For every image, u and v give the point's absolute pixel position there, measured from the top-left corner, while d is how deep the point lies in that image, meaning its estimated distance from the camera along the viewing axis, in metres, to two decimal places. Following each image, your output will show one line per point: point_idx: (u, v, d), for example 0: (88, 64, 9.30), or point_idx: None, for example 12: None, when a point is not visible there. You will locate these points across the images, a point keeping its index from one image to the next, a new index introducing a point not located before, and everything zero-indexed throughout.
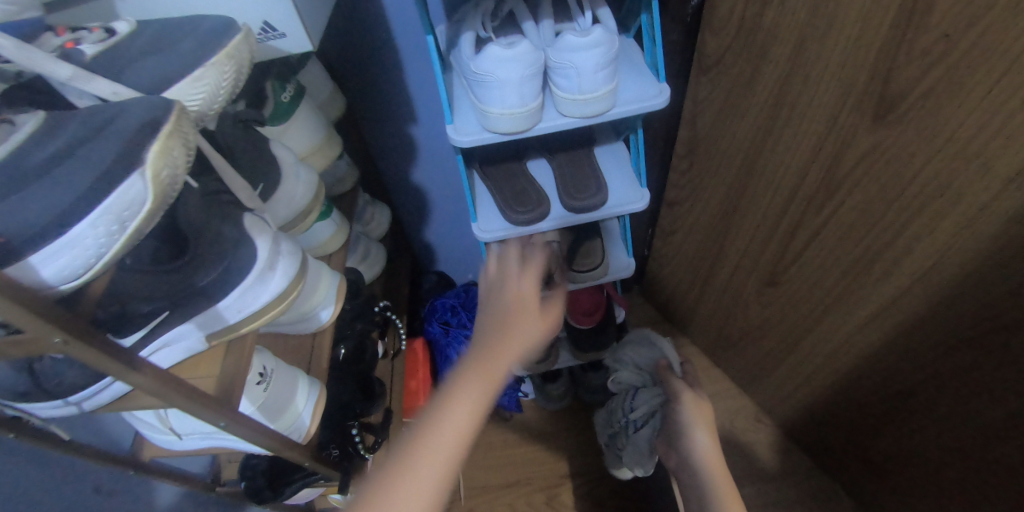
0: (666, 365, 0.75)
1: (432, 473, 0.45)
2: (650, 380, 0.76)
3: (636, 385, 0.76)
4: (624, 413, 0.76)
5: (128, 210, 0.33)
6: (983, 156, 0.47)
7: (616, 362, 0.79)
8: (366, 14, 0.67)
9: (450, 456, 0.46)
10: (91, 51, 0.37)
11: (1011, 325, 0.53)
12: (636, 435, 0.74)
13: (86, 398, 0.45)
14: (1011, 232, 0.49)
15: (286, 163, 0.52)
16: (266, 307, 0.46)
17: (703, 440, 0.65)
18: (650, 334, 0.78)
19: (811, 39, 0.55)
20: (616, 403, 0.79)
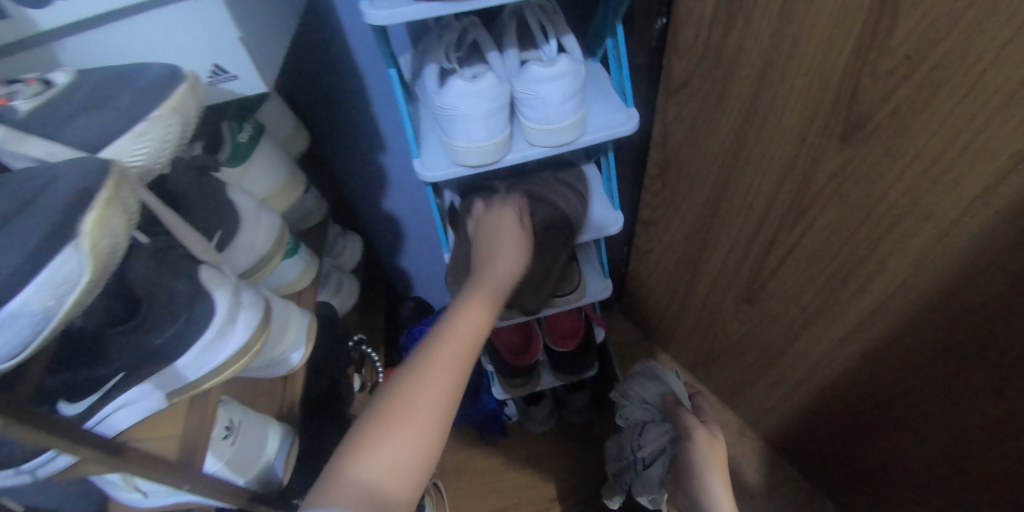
0: (674, 400, 0.72)
1: (412, 428, 0.47)
2: (659, 415, 0.74)
3: (645, 421, 0.74)
4: (632, 449, 0.74)
5: (65, 284, 0.31)
6: (950, 175, 0.48)
7: (625, 398, 0.77)
8: (327, 45, 0.65)
9: (427, 408, 0.48)
10: (25, 108, 0.35)
11: (984, 338, 0.53)
12: (645, 472, 0.72)
13: (41, 465, 0.41)
14: (981, 248, 0.49)
15: (245, 208, 0.49)
16: (228, 363, 0.44)
17: (710, 479, 0.63)
18: (657, 368, 0.77)
19: (776, 60, 0.55)
20: (625, 438, 0.77)
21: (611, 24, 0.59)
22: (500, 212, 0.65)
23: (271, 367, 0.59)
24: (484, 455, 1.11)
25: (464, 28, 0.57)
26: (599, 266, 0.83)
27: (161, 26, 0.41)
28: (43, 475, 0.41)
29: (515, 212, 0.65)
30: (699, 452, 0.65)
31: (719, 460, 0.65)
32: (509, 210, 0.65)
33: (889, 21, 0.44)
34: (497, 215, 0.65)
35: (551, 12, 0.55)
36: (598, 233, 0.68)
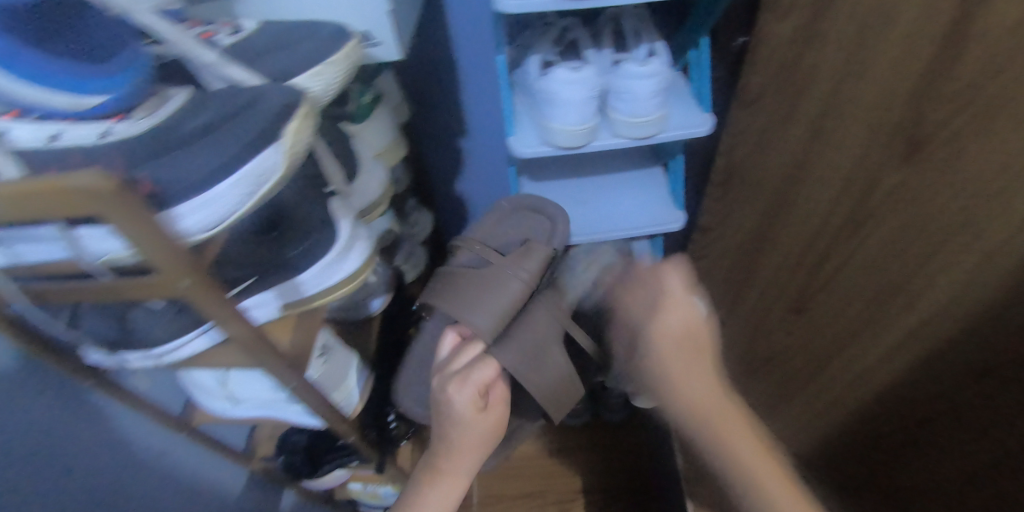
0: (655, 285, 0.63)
1: None
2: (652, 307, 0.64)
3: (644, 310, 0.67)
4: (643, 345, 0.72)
5: (260, 176, 0.37)
6: None
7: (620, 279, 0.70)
8: (436, 33, 0.73)
9: None
10: (226, 42, 0.44)
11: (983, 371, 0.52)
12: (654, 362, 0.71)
13: (167, 352, 0.50)
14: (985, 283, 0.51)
15: (364, 158, 0.58)
16: (339, 285, 0.51)
17: (699, 397, 0.58)
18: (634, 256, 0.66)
19: (847, 79, 0.61)
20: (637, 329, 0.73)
21: (698, 37, 0.66)
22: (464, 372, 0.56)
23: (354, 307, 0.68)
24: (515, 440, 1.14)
25: (565, 28, 0.65)
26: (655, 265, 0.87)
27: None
28: (167, 361, 0.51)
29: (475, 386, 0.54)
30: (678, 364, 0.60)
31: (696, 358, 0.60)
32: (470, 381, 0.55)
33: (958, 49, 0.49)
34: (462, 385, 0.54)
35: (646, 22, 0.63)
36: (658, 227, 0.75)
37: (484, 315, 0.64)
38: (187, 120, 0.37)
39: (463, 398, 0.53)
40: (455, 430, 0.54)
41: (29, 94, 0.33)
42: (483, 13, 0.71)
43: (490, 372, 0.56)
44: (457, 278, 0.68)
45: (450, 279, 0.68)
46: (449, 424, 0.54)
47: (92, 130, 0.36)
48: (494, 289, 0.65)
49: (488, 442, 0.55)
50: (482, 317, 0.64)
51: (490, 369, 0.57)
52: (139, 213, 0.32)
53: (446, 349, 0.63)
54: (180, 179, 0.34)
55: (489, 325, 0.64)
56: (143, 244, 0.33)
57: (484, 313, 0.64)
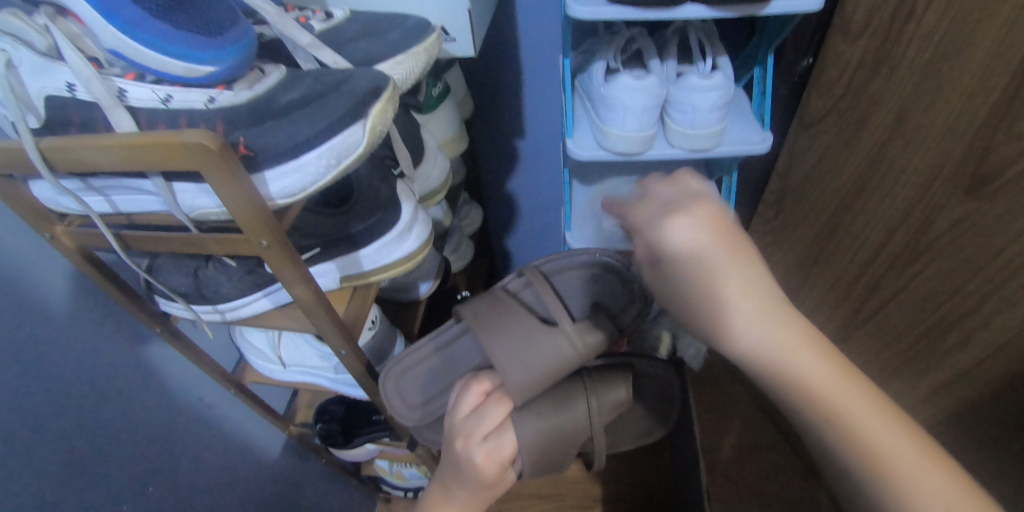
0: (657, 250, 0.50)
1: None
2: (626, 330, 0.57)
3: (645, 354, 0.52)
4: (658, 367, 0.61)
5: (345, 150, 0.40)
6: None
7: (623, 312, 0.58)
8: (504, 35, 0.76)
9: None
10: (319, 28, 0.48)
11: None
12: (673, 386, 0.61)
13: (231, 309, 0.54)
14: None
15: (430, 147, 0.60)
16: (396, 263, 0.54)
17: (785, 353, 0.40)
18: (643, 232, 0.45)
19: (915, 109, 0.60)
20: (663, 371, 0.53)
21: (762, 55, 0.66)
22: (479, 431, 0.50)
23: (403, 289, 0.73)
24: None
25: (632, 36, 0.66)
26: None
27: None
28: (229, 317, 0.55)
29: (497, 456, 0.50)
30: (742, 297, 0.40)
31: (735, 260, 0.40)
32: (493, 453, 0.50)
33: None
34: (480, 445, 0.49)
35: (712, 35, 0.64)
36: None
37: (517, 371, 0.51)
38: (283, 94, 0.41)
39: (488, 466, 0.49)
40: (467, 482, 0.51)
41: (151, 57, 0.38)
42: (551, 19, 0.73)
43: (507, 445, 0.51)
44: (492, 311, 0.55)
45: (489, 304, 0.55)
46: (465, 477, 0.50)
47: (199, 96, 0.40)
48: (536, 345, 0.52)
49: (493, 495, 0.53)
50: (513, 370, 0.51)
51: (507, 447, 0.51)
52: (238, 177, 0.36)
53: (466, 409, 0.52)
54: (274, 144, 0.38)
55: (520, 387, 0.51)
56: (234, 203, 0.37)
57: (519, 369, 0.51)
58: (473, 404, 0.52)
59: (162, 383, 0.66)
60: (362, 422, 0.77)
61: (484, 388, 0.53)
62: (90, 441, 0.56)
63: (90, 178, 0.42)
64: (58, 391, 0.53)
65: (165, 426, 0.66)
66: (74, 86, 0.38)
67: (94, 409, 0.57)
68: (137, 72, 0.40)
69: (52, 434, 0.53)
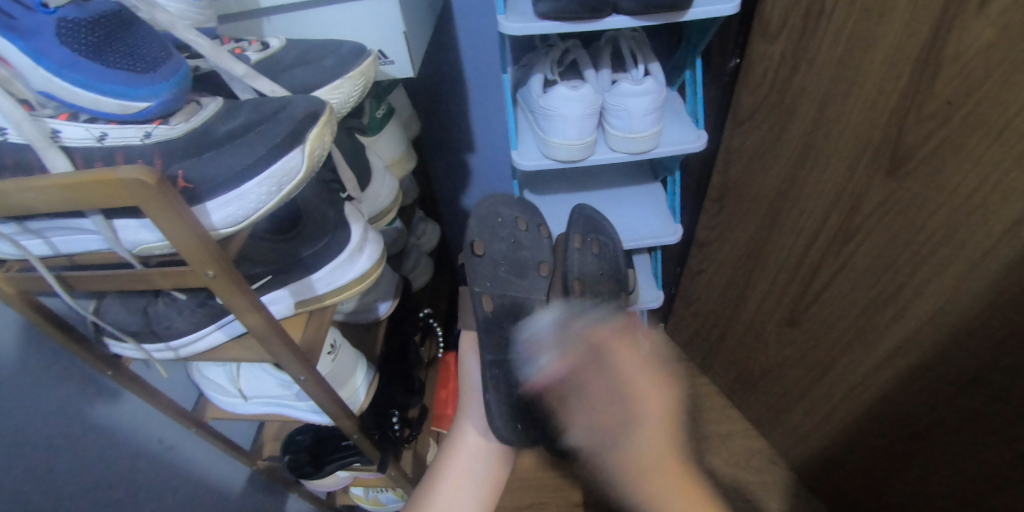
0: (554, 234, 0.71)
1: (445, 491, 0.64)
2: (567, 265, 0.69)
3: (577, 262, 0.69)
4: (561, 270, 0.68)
5: (286, 176, 0.41)
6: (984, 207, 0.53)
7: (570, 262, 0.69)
8: (446, 55, 0.78)
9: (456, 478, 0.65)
10: (255, 58, 0.48)
11: (993, 366, 0.57)
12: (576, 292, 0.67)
13: (184, 344, 0.54)
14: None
15: (376, 168, 0.62)
16: (350, 285, 0.55)
17: None
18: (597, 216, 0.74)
19: (835, 100, 0.62)
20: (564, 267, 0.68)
21: (692, 59, 0.69)
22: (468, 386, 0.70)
23: (362, 311, 0.73)
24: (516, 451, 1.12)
25: (567, 48, 0.68)
26: (652, 277, 0.89)
27: (349, 16, 0.54)
28: (183, 353, 0.54)
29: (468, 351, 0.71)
30: None
31: None
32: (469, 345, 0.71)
33: (932, 72, 0.52)
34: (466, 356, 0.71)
35: (642, 42, 0.66)
36: (655, 239, 0.78)
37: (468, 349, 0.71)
38: (221, 124, 0.42)
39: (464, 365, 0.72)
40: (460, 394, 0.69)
41: (83, 98, 0.38)
42: (489, 36, 0.75)
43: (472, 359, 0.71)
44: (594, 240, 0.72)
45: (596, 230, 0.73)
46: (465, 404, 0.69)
47: (136, 131, 0.41)
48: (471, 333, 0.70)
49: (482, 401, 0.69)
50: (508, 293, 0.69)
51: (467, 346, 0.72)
52: (176, 209, 0.36)
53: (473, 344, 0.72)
54: (214, 176, 0.39)
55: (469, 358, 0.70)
56: (177, 234, 0.37)
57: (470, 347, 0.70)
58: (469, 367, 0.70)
59: (121, 427, 0.64)
60: (331, 448, 0.76)
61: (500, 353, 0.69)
62: (45, 498, 0.55)
63: (27, 221, 0.42)
64: (11, 447, 0.52)
65: (126, 473, 0.64)
66: (4, 130, 0.38)
67: (47, 463, 0.55)
68: (70, 112, 0.40)
69: (3, 492, 0.51)
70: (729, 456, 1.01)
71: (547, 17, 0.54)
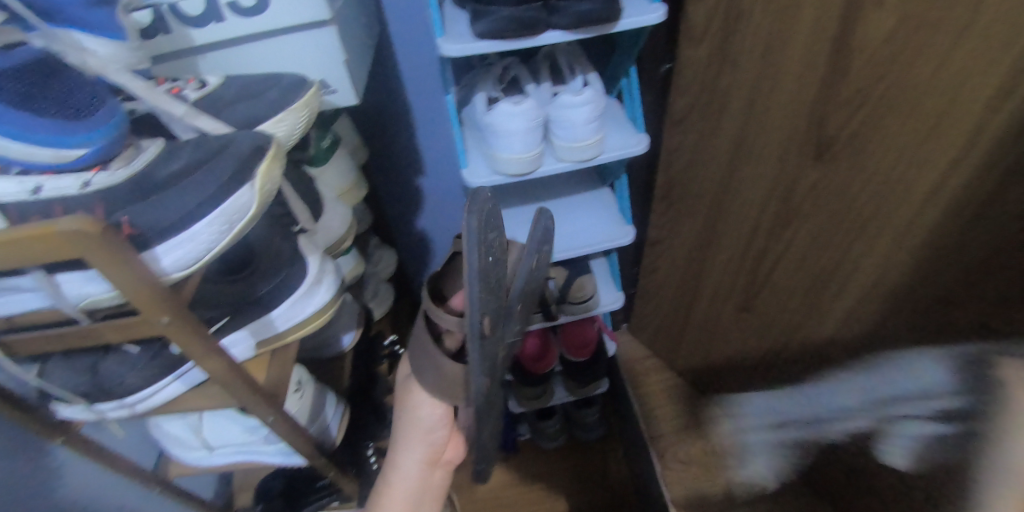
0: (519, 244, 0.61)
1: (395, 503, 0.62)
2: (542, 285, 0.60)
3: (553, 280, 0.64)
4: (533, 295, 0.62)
5: (236, 213, 0.41)
6: (905, 181, 0.57)
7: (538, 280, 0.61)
8: (386, 83, 0.78)
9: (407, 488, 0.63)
10: (193, 96, 0.47)
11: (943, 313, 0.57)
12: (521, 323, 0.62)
13: (141, 400, 0.51)
14: (959, 206, 0.53)
15: (326, 199, 0.61)
16: (310, 319, 0.54)
17: None
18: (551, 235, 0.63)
19: (760, 95, 0.66)
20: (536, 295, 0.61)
21: (627, 66, 0.72)
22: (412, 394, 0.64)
23: (324, 345, 0.71)
24: (496, 471, 1.10)
25: (506, 66, 0.70)
26: (612, 279, 0.90)
27: (286, 48, 0.53)
28: (141, 409, 0.52)
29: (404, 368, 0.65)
30: None
31: None
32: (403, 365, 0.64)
33: (843, 64, 0.56)
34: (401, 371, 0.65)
35: (578, 55, 0.69)
36: (611, 242, 0.79)
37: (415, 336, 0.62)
38: (163, 167, 0.41)
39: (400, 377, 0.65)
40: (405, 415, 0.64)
41: (13, 149, 0.37)
42: (426, 60, 0.76)
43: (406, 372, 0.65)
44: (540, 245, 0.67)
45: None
46: (410, 415, 0.63)
47: (72, 181, 0.40)
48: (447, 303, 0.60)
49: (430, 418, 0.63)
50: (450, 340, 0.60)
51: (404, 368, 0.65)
52: (121, 259, 0.35)
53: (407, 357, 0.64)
54: (158, 221, 0.38)
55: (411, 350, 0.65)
56: (125, 285, 0.36)
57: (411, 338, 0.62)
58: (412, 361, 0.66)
59: (75, 498, 0.60)
60: (305, 490, 0.73)
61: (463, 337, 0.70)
62: None
63: None
64: None
65: None
66: None
67: None
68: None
69: None
70: (704, 444, 1.03)
71: (484, 37, 0.55)
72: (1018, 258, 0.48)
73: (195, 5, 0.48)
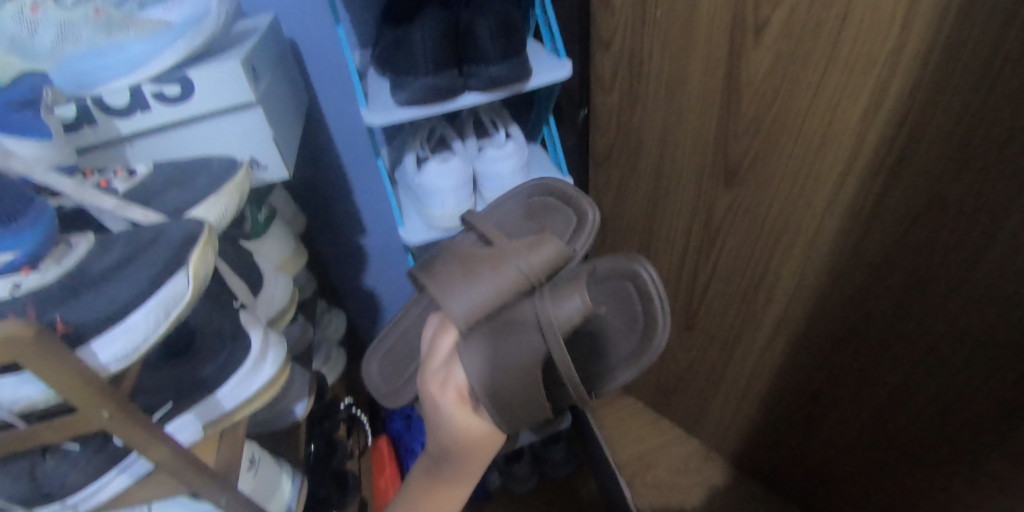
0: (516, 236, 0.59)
1: None
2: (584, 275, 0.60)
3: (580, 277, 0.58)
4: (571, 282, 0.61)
5: (173, 301, 0.42)
6: (804, 195, 0.62)
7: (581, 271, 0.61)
8: (318, 152, 0.81)
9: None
10: (124, 188, 0.48)
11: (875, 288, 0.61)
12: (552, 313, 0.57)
13: (83, 499, 0.49)
14: (860, 201, 0.58)
15: (268, 273, 0.62)
16: (258, 394, 0.54)
17: None
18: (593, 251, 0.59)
19: (669, 131, 0.72)
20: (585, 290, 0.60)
21: (545, 117, 0.77)
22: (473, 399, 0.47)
23: (275, 418, 0.70)
24: None
25: (433, 126, 0.73)
26: None
27: (212, 132, 0.55)
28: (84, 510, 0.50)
29: (449, 376, 0.47)
30: None
31: None
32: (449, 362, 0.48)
33: (736, 97, 0.62)
34: (445, 371, 0.47)
35: (499, 111, 0.73)
36: None
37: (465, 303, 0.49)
38: (96, 261, 0.42)
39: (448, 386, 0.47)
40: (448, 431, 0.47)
41: None
42: (356, 126, 0.79)
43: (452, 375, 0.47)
44: (543, 220, 0.64)
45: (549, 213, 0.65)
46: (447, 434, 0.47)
47: (4, 285, 0.40)
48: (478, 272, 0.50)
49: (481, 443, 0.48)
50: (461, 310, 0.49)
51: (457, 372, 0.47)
52: (54, 357, 0.35)
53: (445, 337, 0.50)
54: (93, 316, 0.39)
55: (466, 312, 0.49)
56: (60, 382, 0.36)
57: (464, 300, 0.49)
58: (449, 349, 0.49)
59: None
60: None
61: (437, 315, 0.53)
62: None
63: None
64: None
65: None
66: None
67: None
68: None
69: None
70: (669, 464, 1.05)
71: (407, 104, 0.58)
72: (926, 232, 0.54)
73: (121, 98, 0.51)
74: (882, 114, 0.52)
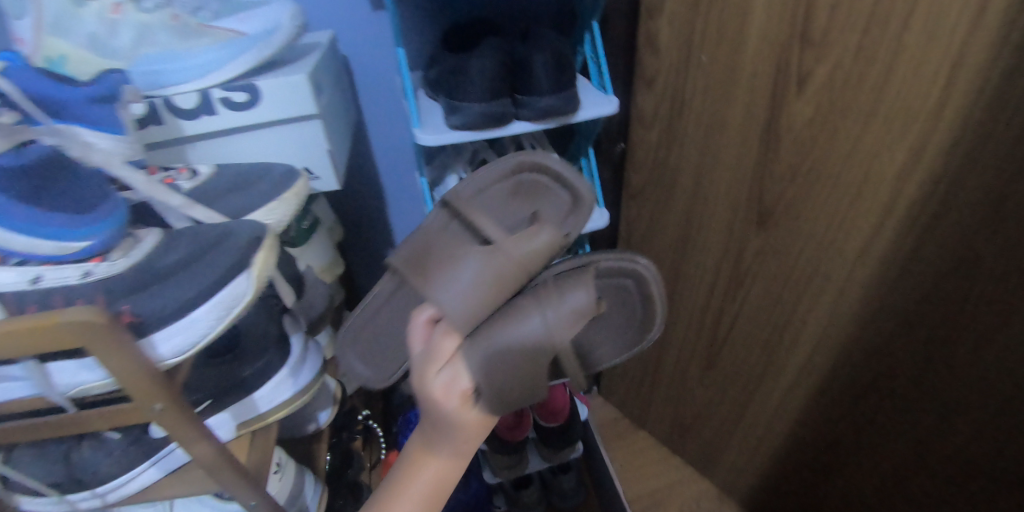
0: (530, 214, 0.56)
1: None
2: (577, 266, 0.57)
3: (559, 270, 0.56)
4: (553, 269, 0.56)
5: (233, 300, 0.44)
6: (836, 244, 0.63)
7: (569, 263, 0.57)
8: (360, 167, 0.83)
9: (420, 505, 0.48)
10: (188, 186, 0.51)
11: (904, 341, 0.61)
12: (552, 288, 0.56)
13: (113, 489, 0.51)
14: (893, 254, 0.58)
15: (310, 280, 0.65)
16: (293, 401, 0.55)
17: None
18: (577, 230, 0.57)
19: (705, 171, 0.74)
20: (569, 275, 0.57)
21: (584, 149, 0.79)
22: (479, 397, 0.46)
23: (300, 423, 0.71)
24: None
25: (476, 149, 0.76)
26: None
27: (273, 139, 0.57)
28: (112, 498, 0.51)
29: (453, 378, 0.45)
30: None
31: None
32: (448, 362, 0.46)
33: (774, 144, 0.64)
34: (442, 374, 0.45)
35: (541, 139, 0.76)
36: None
37: (456, 300, 0.50)
38: (162, 257, 0.44)
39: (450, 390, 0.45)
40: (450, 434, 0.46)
41: (18, 241, 0.41)
42: (399, 145, 0.82)
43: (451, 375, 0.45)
44: (534, 204, 0.57)
45: (542, 192, 0.57)
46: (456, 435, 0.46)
47: (73, 272, 0.43)
48: (465, 264, 0.51)
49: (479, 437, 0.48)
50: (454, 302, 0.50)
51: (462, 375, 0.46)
52: (122, 347, 0.37)
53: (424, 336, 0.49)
54: (158, 310, 0.41)
55: (458, 309, 0.50)
56: (124, 371, 0.37)
57: (454, 292, 0.51)
58: (450, 354, 0.46)
59: None
60: None
61: (424, 316, 0.50)
62: None
63: None
64: None
65: None
66: None
67: None
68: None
69: None
70: (679, 503, 1.04)
71: (458, 128, 0.60)
72: (962, 287, 0.54)
73: (190, 100, 0.53)
74: (920, 172, 0.53)
